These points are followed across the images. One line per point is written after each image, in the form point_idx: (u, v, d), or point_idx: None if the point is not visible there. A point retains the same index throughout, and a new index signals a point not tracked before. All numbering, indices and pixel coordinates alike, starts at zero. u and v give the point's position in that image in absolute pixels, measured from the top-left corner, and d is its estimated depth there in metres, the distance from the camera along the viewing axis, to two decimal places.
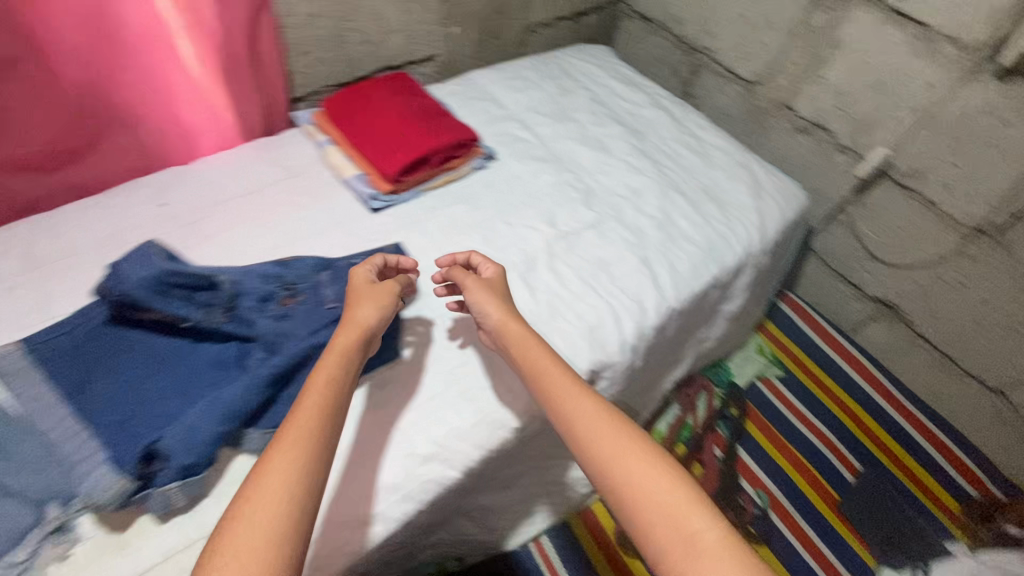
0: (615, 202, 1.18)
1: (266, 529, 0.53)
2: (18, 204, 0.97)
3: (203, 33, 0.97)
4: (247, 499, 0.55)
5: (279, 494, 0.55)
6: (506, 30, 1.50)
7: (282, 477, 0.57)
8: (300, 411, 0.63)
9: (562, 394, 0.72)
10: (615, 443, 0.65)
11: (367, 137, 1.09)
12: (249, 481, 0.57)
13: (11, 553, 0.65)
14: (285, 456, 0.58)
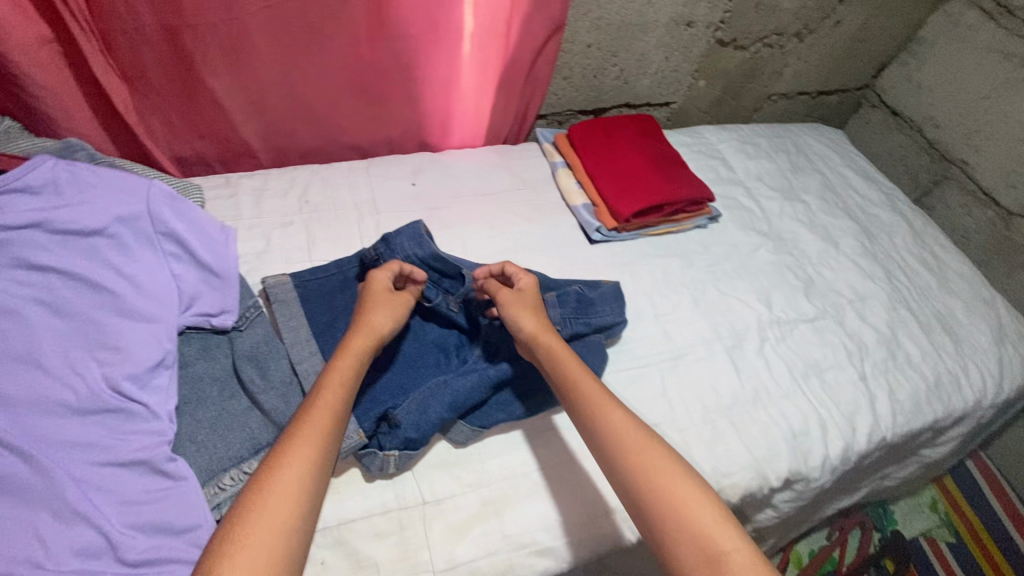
0: (836, 303, 1.09)
1: (280, 509, 0.56)
2: (299, 149, 1.11)
3: (491, 36, 1.04)
4: (271, 481, 0.58)
5: (299, 476, 0.59)
6: (747, 93, 1.45)
7: (305, 465, 0.59)
8: (326, 401, 0.66)
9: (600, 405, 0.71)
10: (669, 472, 0.65)
11: (605, 170, 1.11)
12: (272, 462, 0.60)
13: (249, 464, 0.71)
14: (308, 443, 0.61)
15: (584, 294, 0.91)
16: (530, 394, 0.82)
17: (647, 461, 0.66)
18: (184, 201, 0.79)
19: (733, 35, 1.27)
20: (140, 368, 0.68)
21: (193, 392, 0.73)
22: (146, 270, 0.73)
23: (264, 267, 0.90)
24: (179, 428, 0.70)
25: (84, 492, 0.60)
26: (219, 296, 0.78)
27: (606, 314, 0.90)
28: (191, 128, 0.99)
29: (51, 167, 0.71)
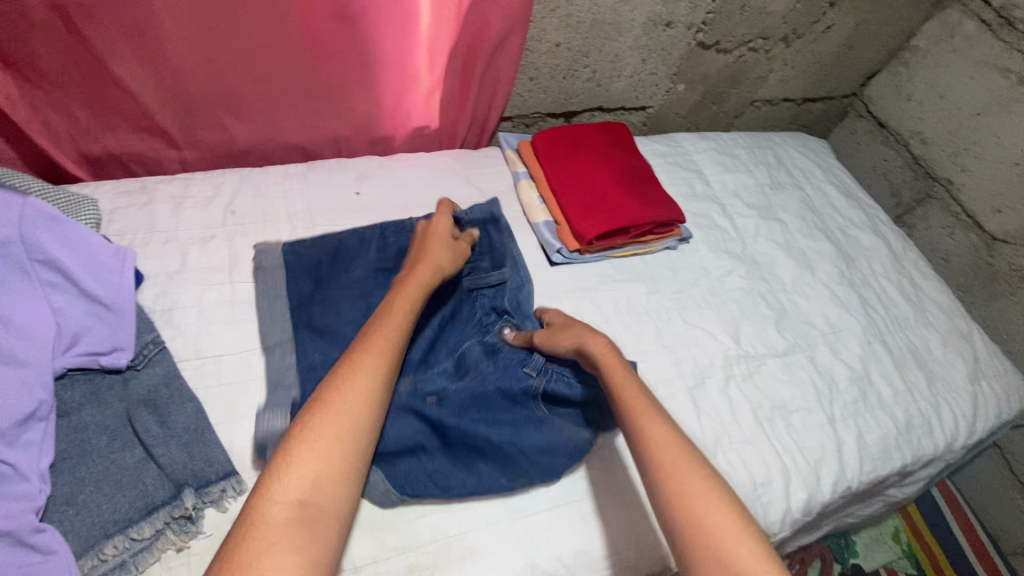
0: (808, 336, 1.03)
1: (349, 413, 0.60)
2: (232, 150, 1.00)
3: (439, 25, 0.93)
4: (342, 386, 0.62)
5: (367, 386, 0.63)
6: (729, 99, 1.36)
7: (371, 378, 0.63)
8: (388, 324, 0.70)
9: (664, 445, 0.65)
10: (724, 518, 0.59)
11: (569, 184, 1.01)
12: (343, 370, 0.64)
13: (138, 529, 0.62)
14: (373, 359, 0.65)
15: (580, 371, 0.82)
16: (472, 473, 0.72)
17: (700, 509, 0.60)
18: (69, 222, 0.68)
19: (716, 37, 1.17)
20: (5, 423, 0.58)
21: (75, 445, 0.64)
22: (18, 304, 0.63)
23: (177, 290, 0.80)
24: (54, 489, 0.61)
25: None
26: (111, 331, 0.68)
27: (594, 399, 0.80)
28: (100, 123, 0.88)
29: None
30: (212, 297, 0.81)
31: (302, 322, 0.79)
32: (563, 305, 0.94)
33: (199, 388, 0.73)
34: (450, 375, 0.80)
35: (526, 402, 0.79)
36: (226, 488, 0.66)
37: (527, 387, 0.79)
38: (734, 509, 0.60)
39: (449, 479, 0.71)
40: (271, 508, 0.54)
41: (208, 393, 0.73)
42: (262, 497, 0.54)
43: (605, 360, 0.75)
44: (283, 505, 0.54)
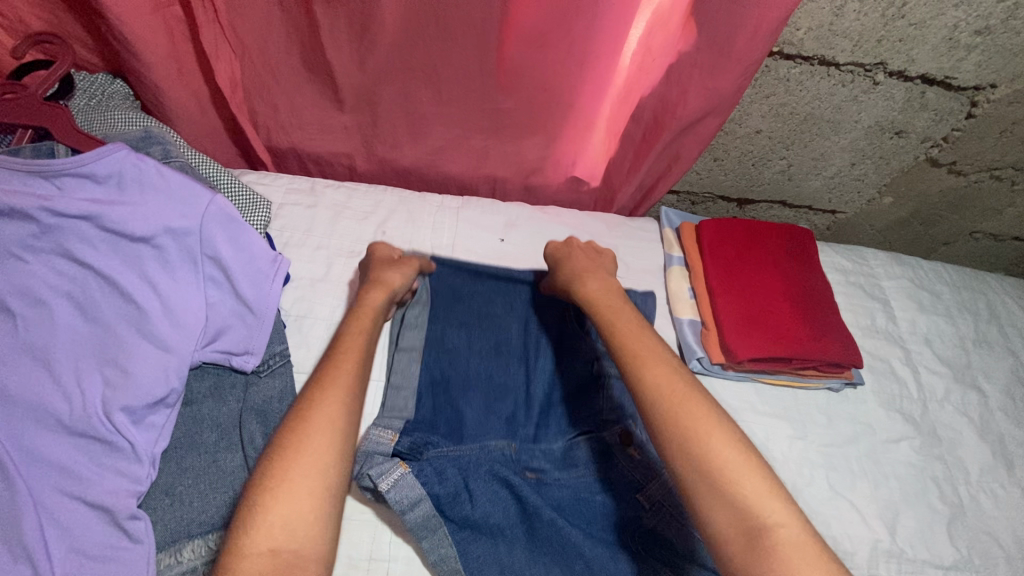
0: (987, 551, 0.82)
1: (319, 450, 0.55)
2: (396, 167, 1.02)
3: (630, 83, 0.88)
4: (306, 420, 0.57)
5: (332, 421, 0.58)
6: (943, 223, 1.14)
7: (339, 408, 0.59)
8: (346, 352, 0.65)
9: (642, 355, 0.67)
10: (697, 409, 0.61)
11: (728, 286, 0.89)
12: (303, 402, 0.59)
13: (217, 537, 0.63)
14: (337, 389, 0.60)
15: None
16: None
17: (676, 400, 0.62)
18: (244, 226, 0.70)
19: (954, 157, 0.97)
20: (136, 402, 0.62)
21: (187, 436, 0.66)
22: (179, 292, 0.67)
23: (314, 299, 0.82)
24: (159, 475, 0.63)
25: (39, 524, 0.56)
26: (248, 334, 0.70)
27: None
28: (295, 119, 0.93)
29: (121, 157, 0.65)
30: (343, 315, 0.81)
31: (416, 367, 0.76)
32: None
33: None
34: (556, 461, 0.74)
35: (627, 531, 0.68)
36: None
37: (635, 514, 0.68)
38: (704, 403, 0.62)
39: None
40: (243, 563, 0.49)
41: None
42: (233, 553, 0.49)
43: (580, 273, 0.80)
44: (257, 555, 0.49)
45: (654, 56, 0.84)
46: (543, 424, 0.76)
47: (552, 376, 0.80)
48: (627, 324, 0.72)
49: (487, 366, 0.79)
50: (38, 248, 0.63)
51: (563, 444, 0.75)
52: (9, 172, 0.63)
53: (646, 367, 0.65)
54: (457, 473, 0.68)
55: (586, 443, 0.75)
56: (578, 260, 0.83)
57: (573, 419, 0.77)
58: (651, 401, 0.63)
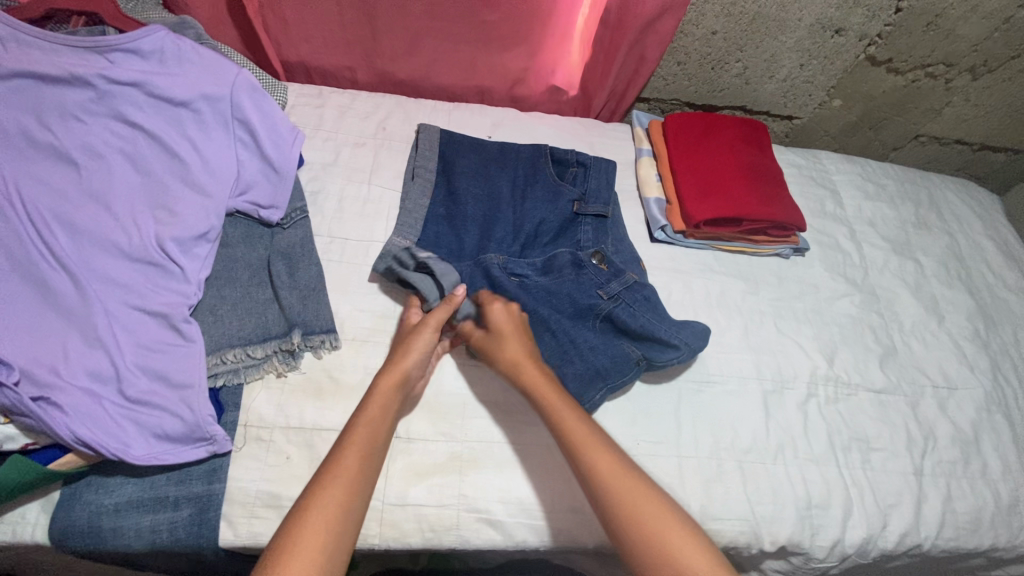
0: (915, 381, 0.94)
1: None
2: (394, 79, 1.14)
3: None
4: (296, 536, 0.57)
5: (324, 542, 0.57)
6: (889, 126, 1.27)
7: (332, 515, 0.59)
8: (353, 446, 0.64)
9: (622, 484, 0.64)
10: (682, 539, 0.61)
11: (689, 166, 1.01)
12: (296, 518, 0.58)
13: (254, 348, 0.75)
14: (333, 502, 0.60)
15: (656, 299, 0.87)
16: None
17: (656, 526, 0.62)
18: (265, 96, 0.83)
19: (889, 54, 1.10)
20: (184, 235, 0.74)
21: (225, 271, 0.79)
22: (215, 149, 0.79)
23: (326, 179, 0.94)
24: (204, 298, 0.76)
25: (110, 325, 0.68)
26: (273, 191, 0.82)
27: (667, 334, 0.82)
28: (303, 33, 1.06)
29: (162, 37, 0.78)
30: (351, 191, 0.94)
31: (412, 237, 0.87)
32: (654, 279, 0.95)
33: (324, 259, 0.86)
34: (537, 268, 0.88)
35: (591, 316, 0.85)
36: (325, 340, 0.77)
37: (595, 303, 0.85)
38: (690, 530, 0.63)
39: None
40: None
41: (330, 265, 0.86)
42: None
43: (512, 357, 0.74)
44: None
45: None
46: (529, 244, 0.92)
47: (538, 209, 0.95)
48: (590, 431, 0.68)
49: (483, 204, 0.93)
50: (95, 111, 0.75)
51: (544, 257, 0.90)
52: (70, 49, 0.75)
53: (625, 494, 0.63)
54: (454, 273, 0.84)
55: (563, 254, 0.89)
56: (500, 340, 0.75)
57: (554, 240, 0.93)
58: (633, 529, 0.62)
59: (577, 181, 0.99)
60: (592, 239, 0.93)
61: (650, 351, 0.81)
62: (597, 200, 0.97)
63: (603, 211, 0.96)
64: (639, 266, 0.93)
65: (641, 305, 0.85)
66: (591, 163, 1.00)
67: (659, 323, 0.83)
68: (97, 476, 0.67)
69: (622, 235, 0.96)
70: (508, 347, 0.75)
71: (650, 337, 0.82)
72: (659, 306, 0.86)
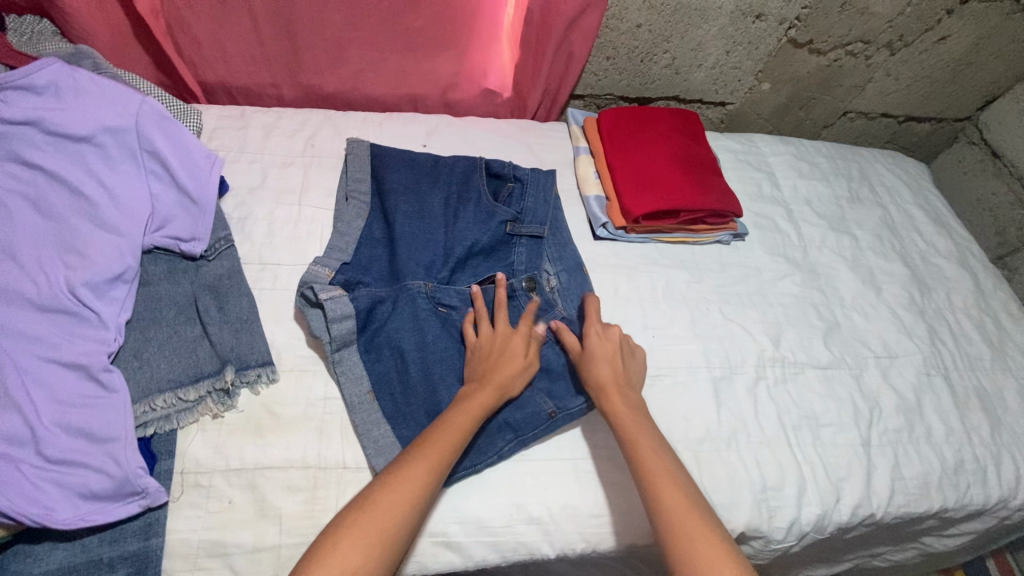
0: (858, 354, 0.97)
1: (381, 527, 0.59)
2: (322, 93, 1.11)
3: None
4: (393, 487, 0.61)
5: (407, 505, 0.61)
6: (818, 105, 1.30)
7: (425, 480, 0.63)
8: (452, 424, 0.68)
9: (661, 479, 0.67)
10: (706, 538, 0.62)
11: (625, 162, 1.01)
12: (395, 473, 0.63)
13: (186, 391, 0.72)
14: (421, 474, 0.63)
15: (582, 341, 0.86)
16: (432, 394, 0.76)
17: (684, 525, 0.63)
18: (175, 123, 0.78)
19: (810, 36, 1.12)
20: (97, 277, 0.70)
21: (149, 311, 0.75)
22: (124, 183, 0.74)
23: (253, 203, 0.90)
24: (126, 342, 0.72)
25: (22, 383, 0.64)
26: (193, 222, 0.78)
27: None
28: (218, 52, 1.01)
29: (55, 70, 0.73)
30: (281, 215, 0.90)
31: (340, 263, 0.83)
32: (599, 278, 0.95)
33: (256, 288, 0.83)
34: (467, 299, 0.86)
35: None
36: (261, 374, 0.74)
37: None
38: (714, 531, 0.63)
39: (408, 394, 0.76)
40: None
41: (263, 294, 0.83)
42: None
43: (605, 385, 0.76)
44: None
45: None
46: (459, 269, 0.89)
47: (469, 232, 0.92)
48: (645, 440, 0.71)
49: (421, 219, 0.91)
50: None
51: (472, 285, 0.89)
52: None
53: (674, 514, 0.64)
54: (378, 308, 0.81)
55: (495, 286, 0.88)
56: (603, 361, 0.77)
57: (488, 268, 0.92)
58: (662, 520, 0.64)
59: (513, 199, 0.98)
60: (525, 261, 0.93)
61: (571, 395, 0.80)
62: (534, 219, 0.96)
63: (539, 231, 0.95)
64: (581, 275, 0.93)
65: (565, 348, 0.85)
66: (529, 180, 0.99)
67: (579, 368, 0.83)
68: (23, 544, 0.62)
69: (565, 241, 0.96)
70: (599, 369, 0.77)
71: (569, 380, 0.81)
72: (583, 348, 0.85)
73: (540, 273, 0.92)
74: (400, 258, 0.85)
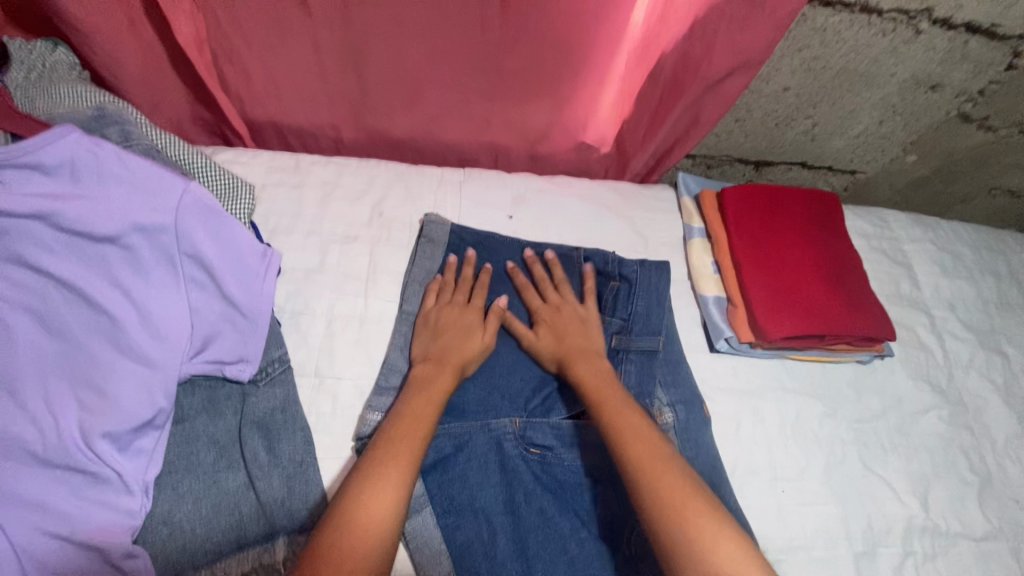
0: (1016, 519, 0.81)
1: (379, 505, 0.55)
2: (389, 138, 0.93)
3: (645, 41, 0.80)
4: (382, 461, 0.58)
5: (399, 480, 0.57)
6: (964, 179, 1.09)
7: (408, 456, 0.59)
8: (425, 390, 0.65)
9: (598, 388, 0.68)
10: (618, 404, 0.67)
11: (756, 260, 0.83)
12: (376, 452, 0.59)
13: (226, 566, 0.57)
14: (389, 489, 0.56)
15: None
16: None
17: (603, 396, 0.68)
18: (226, 217, 0.61)
19: (987, 111, 0.92)
20: (121, 428, 0.54)
21: (183, 457, 0.59)
22: (158, 296, 0.58)
23: (310, 293, 0.74)
24: (154, 503, 0.57)
25: (21, 574, 0.49)
26: (241, 341, 0.61)
27: None
28: (271, 88, 0.83)
29: (72, 141, 0.55)
30: (343, 310, 0.74)
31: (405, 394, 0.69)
32: (717, 409, 0.79)
33: (312, 412, 0.67)
34: (565, 439, 0.70)
35: (626, 523, 0.67)
36: None
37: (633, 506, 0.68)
38: (675, 461, 0.62)
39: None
40: None
41: (320, 422, 0.67)
42: None
43: (567, 355, 0.73)
44: None
45: (671, 10, 0.76)
46: (554, 396, 0.74)
47: None
48: (614, 394, 0.68)
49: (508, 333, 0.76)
50: None
51: (573, 417, 0.72)
52: None
53: (620, 430, 0.64)
54: (457, 454, 0.67)
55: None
56: (559, 338, 0.75)
57: None
58: (623, 457, 0.62)
59: (619, 303, 0.81)
60: (635, 385, 0.76)
61: None
62: (643, 330, 0.79)
63: (652, 346, 0.78)
64: (700, 409, 0.76)
65: None
66: (638, 279, 0.82)
67: None
68: None
69: (679, 358, 0.79)
70: (555, 344, 0.74)
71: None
72: None
73: (650, 402, 0.75)
74: (484, 385, 0.72)
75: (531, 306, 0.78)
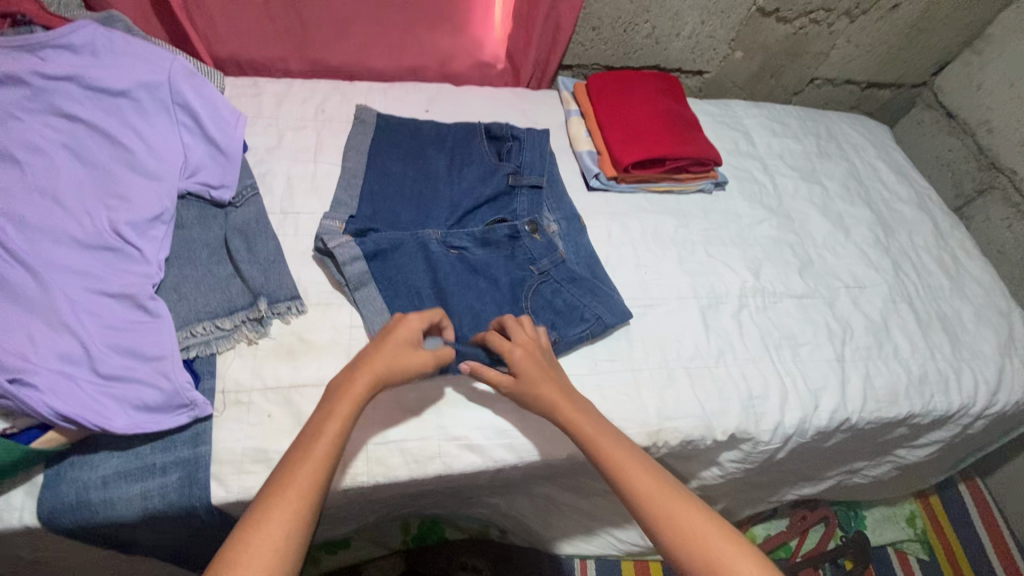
0: (831, 285, 1.06)
1: (271, 553, 0.53)
2: (327, 66, 1.18)
3: None
4: (270, 510, 0.55)
5: (288, 529, 0.55)
6: (787, 71, 1.40)
7: (298, 504, 0.56)
8: (324, 432, 0.61)
9: (601, 443, 0.68)
10: (627, 456, 0.67)
11: (613, 120, 1.10)
12: (268, 497, 0.57)
13: (222, 320, 0.78)
14: (279, 529, 0.54)
15: (582, 276, 0.94)
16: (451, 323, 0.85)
17: (605, 447, 0.68)
18: (202, 79, 0.89)
19: (776, 5, 1.23)
20: (139, 217, 0.77)
21: (184, 251, 0.81)
22: (159, 134, 0.83)
23: (272, 161, 0.98)
24: (166, 277, 0.78)
25: (74, 310, 0.68)
26: (221, 171, 0.87)
27: (589, 309, 0.88)
28: (230, 28, 1.08)
29: (91, 31, 0.81)
30: (298, 171, 0.97)
31: (347, 217, 0.91)
32: (593, 224, 1.04)
33: (280, 234, 0.90)
34: (476, 240, 0.94)
35: (522, 288, 0.91)
36: (290, 306, 0.81)
37: (526, 277, 0.92)
38: (690, 499, 0.63)
39: None
40: None
41: (286, 240, 0.89)
42: None
43: (548, 396, 0.72)
44: None
45: None
46: (466, 218, 0.98)
47: (474, 187, 1.00)
48: (607, 434, 0.69)
49: (427, 180, 1.00)
50: (31, 108, 0.75)
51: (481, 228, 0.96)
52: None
53: (629, 475, 0.65)
54: (392, 250, 0.89)
55: (500, 228, 0.96)
56: (533, 369, 0.73)
57: (491, 213, 0.99)
58: (653, 521, 0.62)
59: (512, 155, 1.06)
60: (527, 208, 1.00)
61: (574, 324, 0.87)
62: (532, 171, 1.04)
63: (538, 182, 1.03)
64: (578, 223, 1.01)
65: (567, 282, 0.92)
66: (525, 138, 1.07)
67: (582, 298, 0.90)
68: (79, 455, 0.68)
69: (561, 193, 1.04)
70: (533, 370, 0.72)
71: (572, 309, 0.88)
72: (584, 282, 0.92)
73: (541, 220, 1.00)
74: (411, 209, 0.95)
75: (511, 338, 0.75)
